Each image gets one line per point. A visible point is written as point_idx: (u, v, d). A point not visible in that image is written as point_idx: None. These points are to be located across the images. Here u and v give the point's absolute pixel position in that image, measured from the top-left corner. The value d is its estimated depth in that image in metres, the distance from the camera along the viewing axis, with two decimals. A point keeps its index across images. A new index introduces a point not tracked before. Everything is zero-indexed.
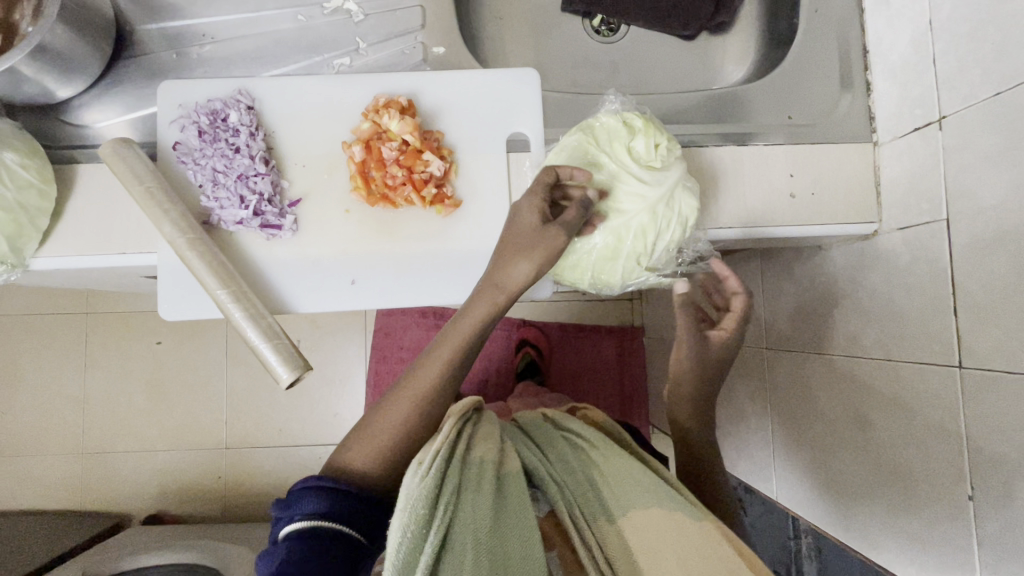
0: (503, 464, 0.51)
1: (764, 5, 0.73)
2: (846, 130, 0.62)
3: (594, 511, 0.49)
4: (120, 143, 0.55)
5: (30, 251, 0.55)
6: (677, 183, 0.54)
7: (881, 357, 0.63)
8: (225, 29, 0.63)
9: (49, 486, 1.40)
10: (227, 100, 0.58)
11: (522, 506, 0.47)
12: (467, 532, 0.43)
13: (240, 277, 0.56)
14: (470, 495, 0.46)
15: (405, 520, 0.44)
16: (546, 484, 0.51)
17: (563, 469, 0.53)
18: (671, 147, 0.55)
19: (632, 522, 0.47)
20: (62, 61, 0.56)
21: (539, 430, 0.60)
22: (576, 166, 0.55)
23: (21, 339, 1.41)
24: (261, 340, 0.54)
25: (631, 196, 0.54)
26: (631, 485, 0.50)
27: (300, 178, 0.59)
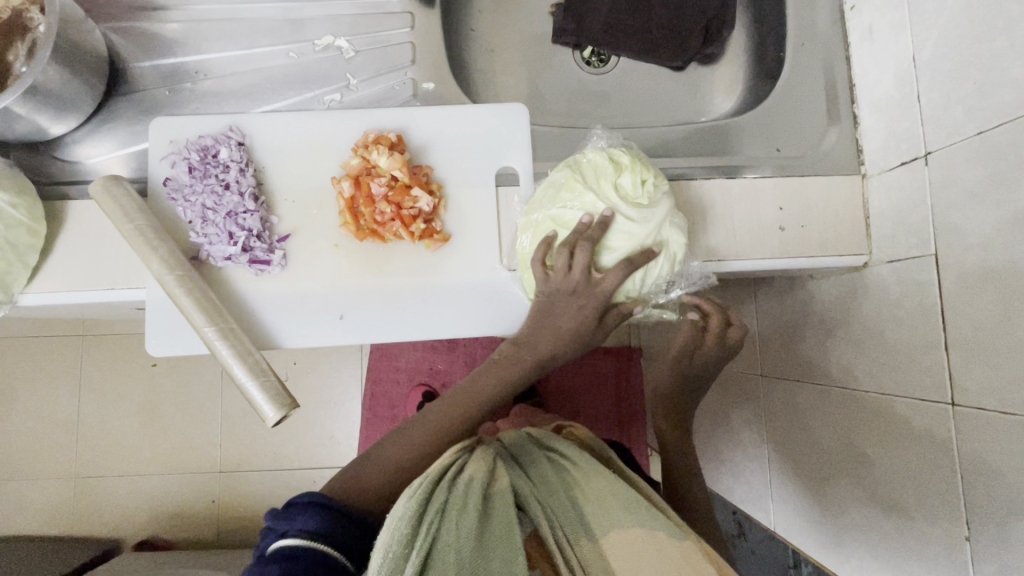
0: (491, 484, 0.51)
1: (752, 36, 0.74)
2: (834, 162, 0.62)
3: (574, 529, 0.48)
4: (111, 180, 0.56)
5: (18, 288, 0.55)
6: (664, 222, 0.55)
7: (874, 390, 0.62)
8: (217, 65, 0.64)
9: (40, 511, 1.38)
10: (218, 137, 0.59)
11: (506, 526, 0.46)
12: (449, 552, 0.43)
13: (229, 312, 0.56)
14: (455, 516, 0.46)
15: (389, 540, 0.44)
16: (529, 504, 0.50)
17: (548, 489, 0.52)
18: (656, 183, 0.56)
19: (612, 541, 0.46)
20: (55, 100, 0.56)
21: (526, 451, 0.60)
22: (564, 203, 0.55)
23: (16, 361, 1.41)
24: (247, 376, 0.53)
25: (620, 235, 0.54)
26: (613, 502, 0.49)
27: (289, 213, 0.59)
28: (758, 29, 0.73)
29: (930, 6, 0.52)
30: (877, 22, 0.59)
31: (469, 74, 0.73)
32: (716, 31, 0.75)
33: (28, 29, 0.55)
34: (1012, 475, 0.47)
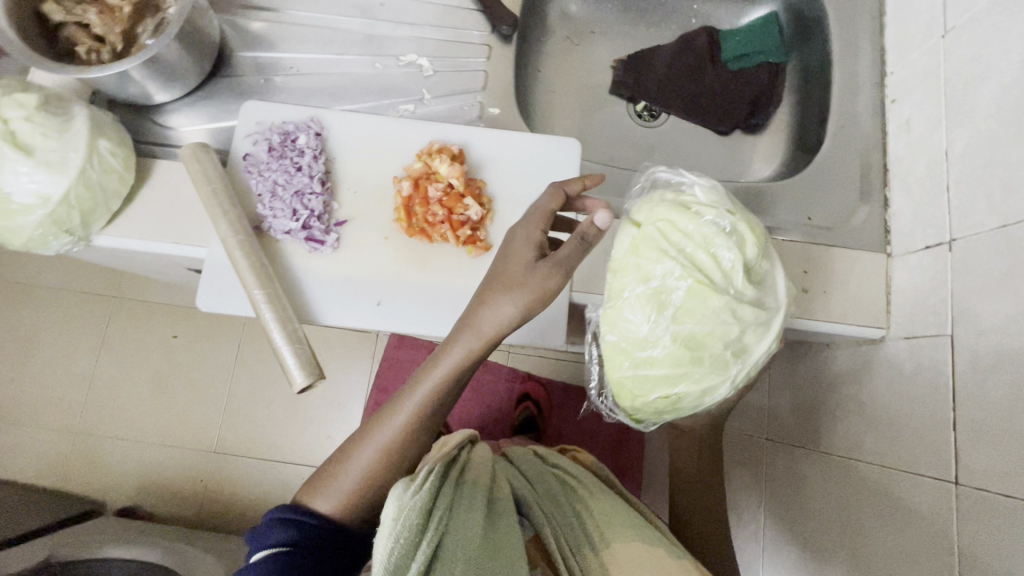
0: (493, 493, 0.60)
1: (798, 113, 0.79)
2: (861, 238, 0.66)
3: (581, 540, 0.57)
4: (201, 149, 0.62)
5: (96, 229, 0.61)
6: (735, 320, 0.52)
7: (875, 462, 0.63)
8: (309, 64, 0.71)
9: (36, 460, 1.40)
10: (299, 125, 0.65)
11: (510, 526, 0.55)
12: (457, 542, 0.50)
13: (277, 281, 0.60)
14: (462, 512, 0.54)
15: (399, 527, 0.50)
16: (536, 512, 0.59)
17: (550, 500, 0.62)
18: (735, 281, 0.52)
19: (617, 551, 0.55)
20: (169, 72, 0.64)
21: (532, 466, 0.70)
22: (630, 325, 0.54)
23: (50, 312, 1.47)
24: (284, 341, 0.57)
25: (678, 342, 0.52)
26: (614, 519, 0.59)
27: (349, 202, 0.64)
28: (804, 108, 0.78)
29: (966, 107, 0.56)
30: (915, 116, 0.64)
31: (530, 108, 0.79)
32: (762, 104, 0.81)
33: (160, 9, 0.63)
34: (1010, 563, 0.47)
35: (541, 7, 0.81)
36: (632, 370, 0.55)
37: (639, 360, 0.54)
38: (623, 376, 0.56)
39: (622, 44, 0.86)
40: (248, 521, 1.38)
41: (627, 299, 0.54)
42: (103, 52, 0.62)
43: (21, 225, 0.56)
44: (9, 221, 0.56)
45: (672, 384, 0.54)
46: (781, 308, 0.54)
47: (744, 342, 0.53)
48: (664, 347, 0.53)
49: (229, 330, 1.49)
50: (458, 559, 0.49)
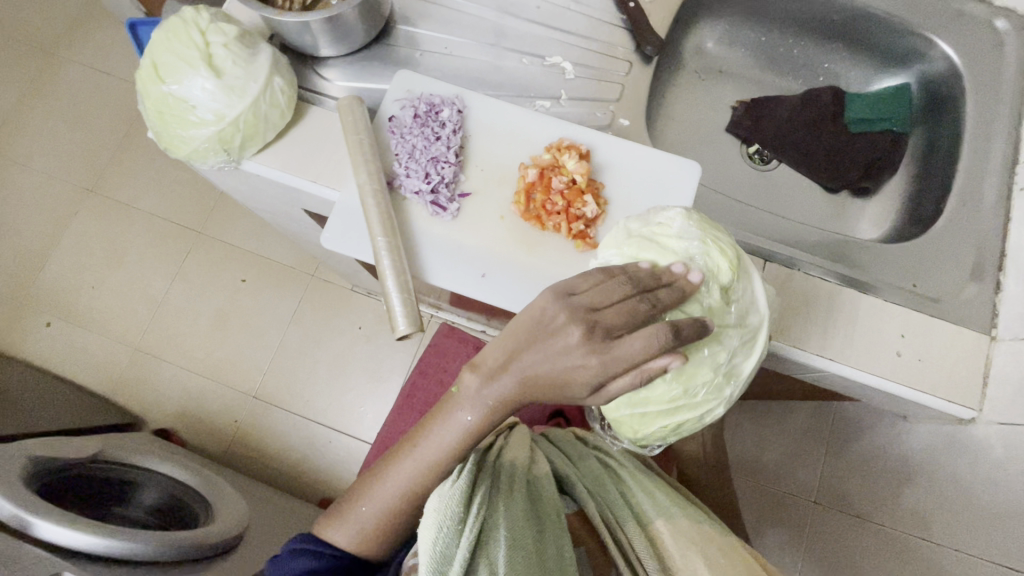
0: (530, 474, 0.61)
1: (912, 185, 0.80)
2: (967, 315, 0.65)
3: (624, 519, 0.58)
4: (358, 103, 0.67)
5: (249, 153, 0.67)
6: (720, 346, 0.54)
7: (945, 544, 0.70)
8: (461, 46, 0.76)
9: (92, 365, 1.45)
10: (445, 99, 0.70)
11: (553, 504, 0.57)
12: (499, 530, 0.51)
13: (400, 234, 0.64)
14: (503, 499, 0.54)
15: (442, 517, 0.50)
16: (577, 489, 0.62)
17: (592, 478, 0.64)
18: (717, 308, 0.54)
19: (663, 530, 0.57)
20: (345, 32, 0.70)
21: (570, 442, 0.71)
22: None
23: (138, 231, 1.54)
24: (396, 290, 0.61)
25: (676, 379, 0.54)
26: (656, 498, 0.61)
27: (475, 177, 0.68)
28: (921, 180, 0.79)
29: None
30: None
31: (650, 128, 0.82)
32: (877, 170, 0.82)
33: None
34: None
35: (680, 38, 0.85)
36: (631, 411, 0.56)
37: (636, 401, 0.55)
38: (620, 414, 0.57)
39: (746, 88, 0.89)
40: (270, 471, 1.40)
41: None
42: (294, 2, 0.69)
43: (193, 136, 0.62)
44: (184, 130, 0.62)
45: (672, 417, 0.56)
46: (765, 323, 0.57)
47: (733, 362, 0.55)
48: (662, 384, 0.54)
49: (296, 283, 1.52)
50: (505, 543, 0.50)
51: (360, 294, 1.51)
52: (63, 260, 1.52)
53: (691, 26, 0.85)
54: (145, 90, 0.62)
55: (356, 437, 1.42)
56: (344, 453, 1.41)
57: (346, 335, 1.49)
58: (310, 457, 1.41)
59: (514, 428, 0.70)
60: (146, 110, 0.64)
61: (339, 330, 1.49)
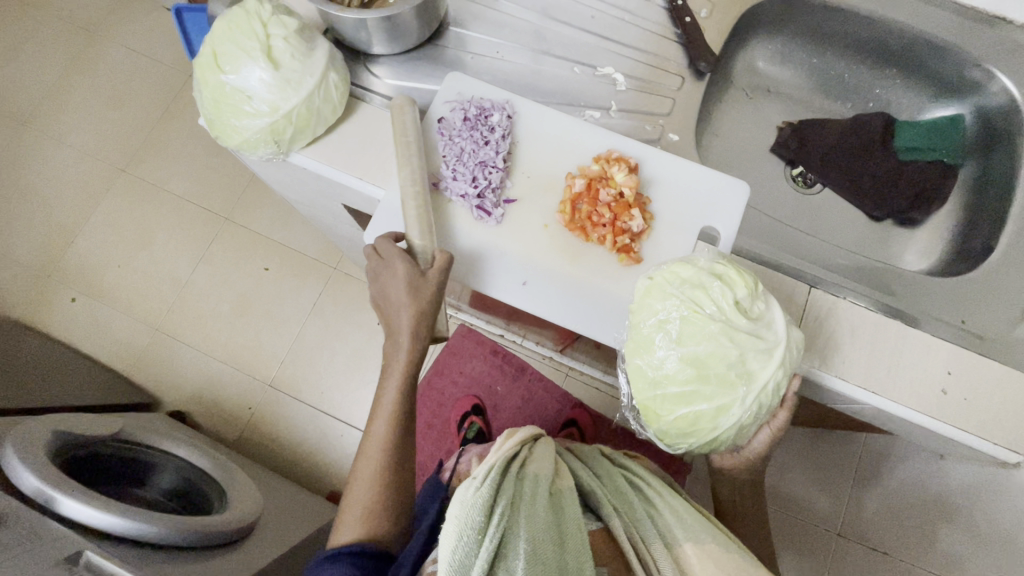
0: (553, 483, 0.59)
1: (960, 219, 0.79)
2: (1018, 357, 0.64)
3: (650, 536, 0.55)
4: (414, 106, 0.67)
5: (297, 146, 0.67)
6: (734, 344, 0.55)
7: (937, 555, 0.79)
8: (513, 51, 0.75)
9: (114, 343, 1.47)
10: (496, 104, 0.69)
11: (577, 514, 0.54)
12: (519, 538, 0.49)
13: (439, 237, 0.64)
14: (526, 506, 0.52)
15: (463, 526, 0.50)
16: (603, 504, 0.58)
17: (619, 497, 0.61)
18: (738, 310, 0.56)
19: (690, 553, 0.53)
20: (401, 32, 0.70)
21: (598, 459, 0.70)
22: (641, 359, 0.59)
23: (167, 213, 1.56)
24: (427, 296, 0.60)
25: (685, 363, 0.56)
26: (687, 520, 0.56)
27: (521, 184, 0.68)
28: (970, 214, 0.77)
29: None
30: None
31: (696, 144, 0.81)
32: (926, 201, 0.80)
33: None
34: None
35: (731, 55, 0.84)
36: (649, 395, 0.59)
37: (655, 388, 0.59)
38: (643, 396, 0.60)
39: (793, 109, 0.88)
40: (281, 461, 1.40)
41: (639, 336, 0.60)
42: None
43: (246, 126, 0.63)
44: (237, 119, 0.63)
45: (687, 411, 0.57)
46: (783, 340, 0.56)
47: (750, 363, 0.55)
48: (672, 370, 0.57)
49: (319, 275, 1.52)
50: (525, 552, 0.47)
51: None
52: (92, 237, 1.54)
53: (744, 43, 0.84)
54: (203, 78, 0.63)
55: None
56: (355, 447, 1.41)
57: (364, 330, 1.49)
58: (321, 449, 1.41)
59: (538, 439, 0.69)
60: (201, 98, 0.64)
61: (359, 324, 1.49)
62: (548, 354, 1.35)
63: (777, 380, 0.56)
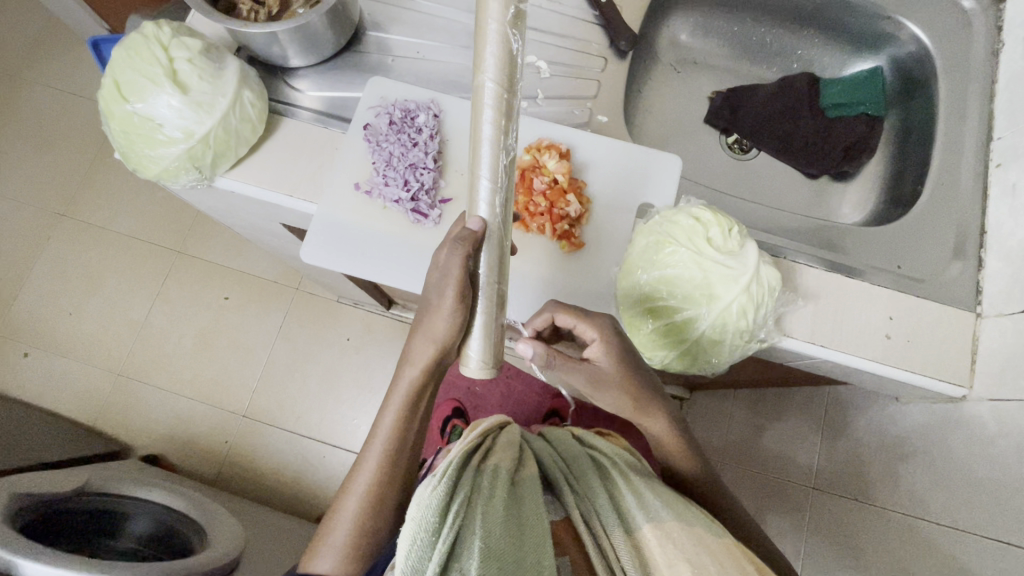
0: (513, 474, 0.54)
1: (890, 168, 0.81)
2: (952, 295, 0.66)
3: (612, 522, 0.49)
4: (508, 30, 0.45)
5: (220, 170, 0.64)
6: (700, 268, 0.59)
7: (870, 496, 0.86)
8: (434, 51, 0.75)
9: (74, 394, 1.41)
10: (420, 105, 0.69)
11: (537, 507, 0.49)
12: (475, 539, 0.44)
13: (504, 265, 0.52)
14: (483, 500, 0.48)
15: (417, 528, 0.45)
16: (566, 493, 0.53)
17: (582, 481, 0.54)
18: (715, 240, 0.60)
19: (649, 537, 0.47)
20: (314, 41, 0.68)
21: (566, 441, 0.63)
22: (626, 282, 0.63)
23: (116, 253, 1.51)
24: (482, 312, 0.52)
25: (657, 283, 0.60)
26: (651, 500, 0.50)
27: (455, 182, 0.69)
28: (899, 162, 0.79)
29: None
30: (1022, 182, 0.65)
31: (630, 122, 0.82)
32: (857, 154, 0.82)
33: None
34: None
35: (654, 31, 0.85)
36: (630, 314, 0.63)
37: (635, 308, 0.63)
38: (623, 312, 0.64)
39: (722, 78, 0.89)
40: (264, 492, 1.37)
41: (625, 265, 0.64)
42: (259, 13, 0.67)
43: (161, 155, 0.61)
44: (151, 149, 0.60)
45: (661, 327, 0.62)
46: (750, 269, 0.58)
47: (717, 285, 0.59)
48: (648, 292, 0.61)
49: (281, 298, 1.49)
50: (479, 551, 0.43)
51: (347, 305, 1.50)
52: (39, 288, 1.48)
53: (664, 19, 0.85)
54: (109, 110, 0.60)
55: (349, 451, 1.39)
56: (338, 467, 1.38)
57: (334, 348, 1.47)
58: (304, 474, 1.38)
59: (503, 429, 0.64)
60: (111, 132, 0.62)
61: (328, 342, 1.47)
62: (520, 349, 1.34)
63: (741, 304, 0.58)
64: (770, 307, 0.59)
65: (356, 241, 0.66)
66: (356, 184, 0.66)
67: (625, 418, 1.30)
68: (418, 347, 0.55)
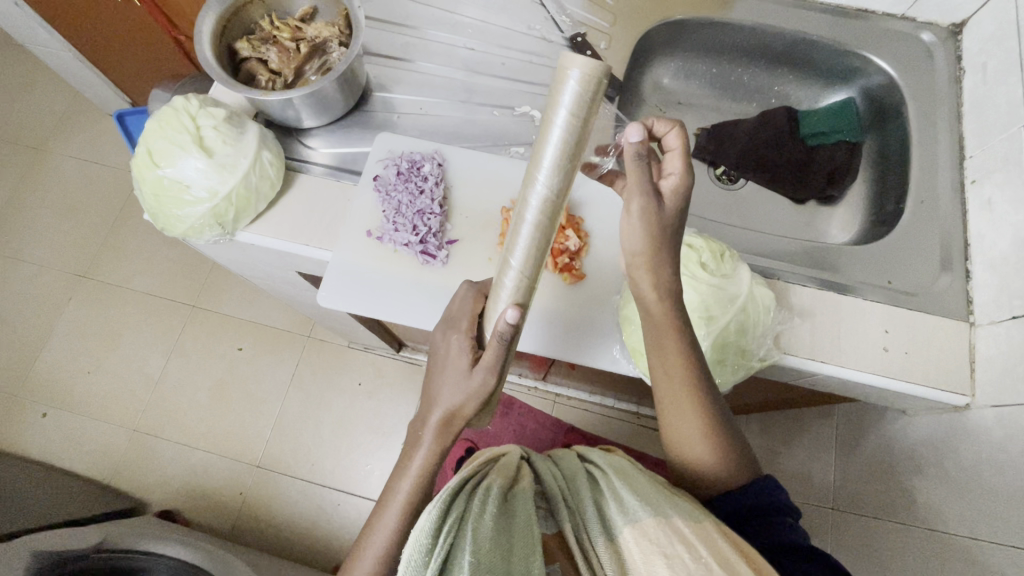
0: (508, 491, 0.54)
1: (872, 189, 0.85)
2: (944, 306, 0.68)
3: (597, 530, 0.48)
4: (580, 127, 0.40)
5: (241, 225, 0.69)
6: (696, 289, 0.62)
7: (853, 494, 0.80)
8: (435, 106, 0.81)
9: (90, 452, 1.42)
10: (425, 155, 0.74)
11: (527, 521, 0.49)
12: (466, 552, 0.44)
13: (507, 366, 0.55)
14: (475, 516, 0.48)
15: (412, 548, 0.46)
16: (559, 506, 0.53)
17: (575, 496, 0.54)
18: (707, 262, 0.63)
19: (629, 539, 0.46)
20: (325, 103, 0.74)
21: (568, 460, 0.62)
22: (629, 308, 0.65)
23: (134, 311, 1.55)
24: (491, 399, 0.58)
25: None
26: (631, 501, 0.50)
27: (460, 225, 0.73)
28: (880, 183, 0.84)
29: None
30: (997, 195, 0.68)
31: None
32: (840, 178, 0.87)
33: (325, 53, 0.76)
34: None
35: (638, 76, 0.91)
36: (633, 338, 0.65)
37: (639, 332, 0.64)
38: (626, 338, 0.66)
39: (705, 116, 0.95)
40: (278, 544, 1.35)
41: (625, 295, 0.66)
42: (276, 82, 0.74)
43: (187, 214, 0.65)
44: (179, 209, 0.65)
45: None
46: (744, 290, 0.61)
47: (713, 304, 0.62)
48: None
49: (293, 346, 1.52)
50: (469, 563, 0.43)
51: (357, 350, 1.52)
52: (57, 347, 1.52)
53: (647, 65, 0.92)
54: (140, 175, 0.66)
55: (363, 497, 1.38)
56: (352, 514, 1.37)
57: (346, 393, 1.49)
58: (319, 523, 1.37)
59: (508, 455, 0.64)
60: (142, 195, 0.67)
61: (340, 388, 1.49)
62: (531, 385, 1.37)
63: (738, 322, 0.61)
64: (767, 325, 0.62)
65: (369, 284, 0.70)
66: (368, 231, 0.70)
67: (639, 450, 1.29)
68: (433, 422, 0.57)
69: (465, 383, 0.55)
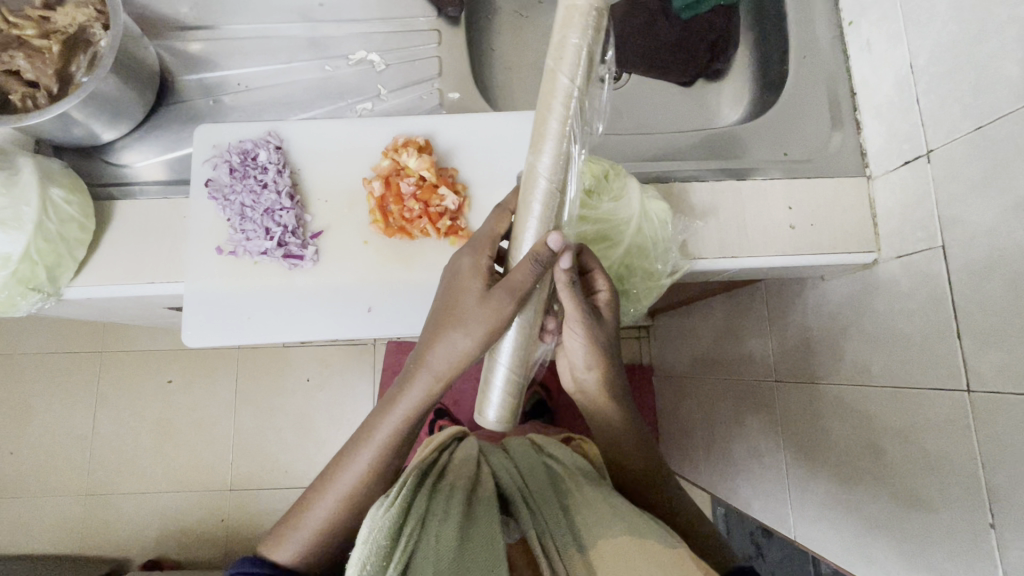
0: (471, 493, 0.51)
1: (755, 54, 0.80)
2: (840, 166, 0.65)
3: (567, 541, 0.46)
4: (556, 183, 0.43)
5: (65, 281, 0.58)
6: (587, 222, 0.58)
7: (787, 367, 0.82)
8: (257, 77, 0.70)
9: (46, 529, 1.33)
10: (257, 141, 0.63)
11: (491, 527, 0.46)
12: (428, 563, 0.41)
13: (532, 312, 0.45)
14: (436, 524, 0.45)
15: (366, 550, 0.42)
16: (522, 509, 0.50)
17: (540, 497, 0.52)
18: (593, 188, 0.58)
19: (602, 552, 0.45)
20: (112, 106, 0.60)
21: (525, 450, 0.62)
22: None
23: (34, 376, 1.40)
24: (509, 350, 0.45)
25: None
26: (604, 513, 0.48)
27: (322, 212, 0.63)
28: (761, 45, 0.79)
29: (923, 14, 0.56)
30: (872, 33, 0.63)
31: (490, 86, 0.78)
32: (722, 48, 0.81)
33: (90, 43, 0.61)
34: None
35: None
36: None
37: None
38: None
39: None
40: None
41: None
42: (40, 97, 0.59)
43: None
44: None
45: None
46: (636, 211, 0.57)
47: (608, 233, 0.58)
48: None
49: (224, 362, 1.42)
50: None
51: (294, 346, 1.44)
52: None
53: None
54: None
55: None
56: None
57: (296, 392, 1.42)
58: None
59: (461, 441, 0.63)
60: None
61: (289, 389, 1.42)
62: None
63: (637, 246, 0.59)
64: (669, 240, 0.59)
65: (237, 306, 0.61)
66: (219, 247, 0.61)
67: None
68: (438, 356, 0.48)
69: (482, 307, 0.45)
